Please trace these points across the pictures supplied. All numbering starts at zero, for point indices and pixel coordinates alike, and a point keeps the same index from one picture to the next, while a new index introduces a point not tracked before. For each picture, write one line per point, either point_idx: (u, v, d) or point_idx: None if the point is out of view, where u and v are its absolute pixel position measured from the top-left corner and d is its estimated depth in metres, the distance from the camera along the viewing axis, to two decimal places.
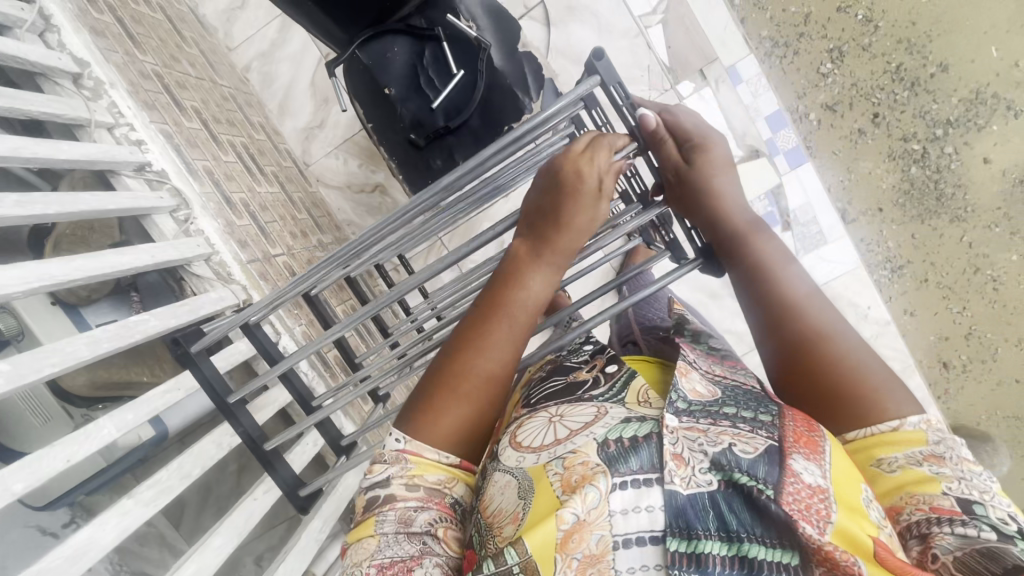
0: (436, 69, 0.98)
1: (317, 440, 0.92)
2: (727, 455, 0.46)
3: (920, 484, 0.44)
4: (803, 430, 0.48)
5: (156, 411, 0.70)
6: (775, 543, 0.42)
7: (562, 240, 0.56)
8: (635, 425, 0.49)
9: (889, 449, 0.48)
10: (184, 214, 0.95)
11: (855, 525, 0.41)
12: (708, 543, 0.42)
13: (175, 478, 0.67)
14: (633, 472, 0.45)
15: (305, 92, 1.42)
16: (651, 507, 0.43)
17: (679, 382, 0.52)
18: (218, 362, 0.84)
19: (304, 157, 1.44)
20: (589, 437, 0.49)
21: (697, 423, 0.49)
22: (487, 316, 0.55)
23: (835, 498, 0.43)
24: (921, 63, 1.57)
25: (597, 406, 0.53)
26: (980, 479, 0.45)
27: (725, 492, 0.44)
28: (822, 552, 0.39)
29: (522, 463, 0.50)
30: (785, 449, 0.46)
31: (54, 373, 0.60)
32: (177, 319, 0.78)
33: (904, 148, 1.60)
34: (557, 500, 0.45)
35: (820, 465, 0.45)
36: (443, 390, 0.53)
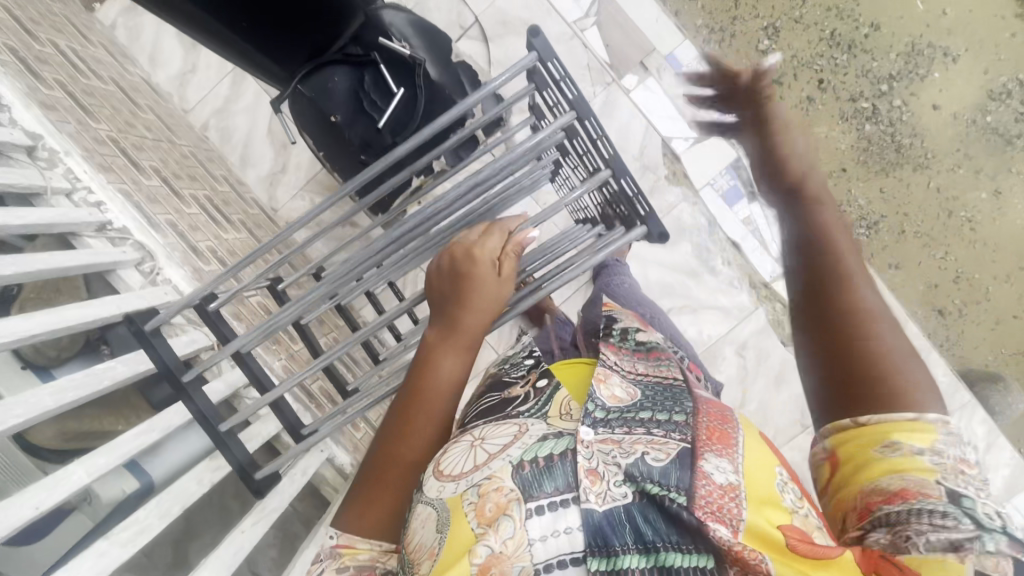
0: (378, 93, 1.02)
1: (307, 469, 0.91)
2: (639, 466, 0.50)
3: (910, 469, 0.46)
4: (716, 426, 0.55)
5: (131, 454, 0.70)
6: (689, 549, 0.46)
7: (466, 322, 0.61)
8: (552, 442, 0.53)
9: (900, 437, 0.49)
10: (150, 266, 0.97)
11: (763, 519, 0.47)
12: (626, 558, 0.46)
13: (154, 516, 0.66)
14: (548, 495, 0.49)
15: (264, 140, 1.46)
16: (569, 529, 0.48)
17: (598, 391, 0.57)
18: (217, 385, 0.89)
19: (271, 204, 1.47)
20: (505, 461, 0.52)
21: (612, 434, 0.53)
22: (408, 408, 0.60)
23: (745, 495, 0.50)
24: (853, 26, 1.64)
25: (520, 424, 0.56)
26: (969, 475, 0.47)
27: (639, 504, 0.49)
28: (733, 552, 0.45)
29: (442, 493, 0.52)
30: (698, 450, 0.52)
31: (18, 425, 0.60)
32: (147, 363, 0.79)
33: (854, 108, 1.65)
34: (475, 533, 0.48)
35: (730, 462, 0.52)
36: (377, 483, 0.58)
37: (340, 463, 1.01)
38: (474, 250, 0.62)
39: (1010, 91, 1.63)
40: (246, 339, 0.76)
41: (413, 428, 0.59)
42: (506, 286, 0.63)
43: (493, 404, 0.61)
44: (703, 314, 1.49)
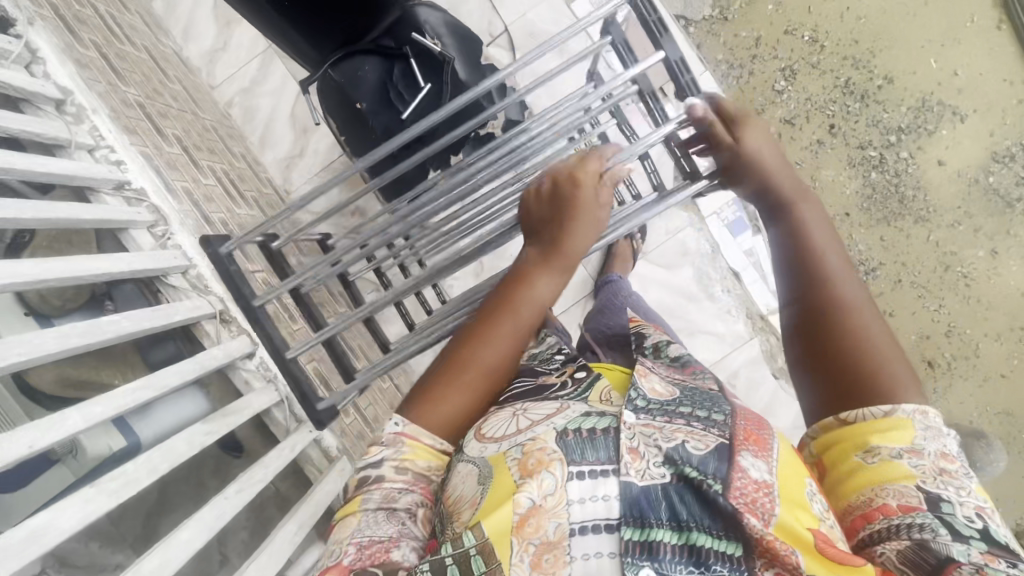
0: (405, 85, 1.05)
1: (294, 446, 0.91)
2: (679, 450, 0.55)
3: (897, 475, 0.53)
4: (754, 430, 0.58)
5: (124, 408, 0.70)
6: (720, 534, 0.51)
7: (564, 245, 0.67)
8: (594, 419, 0.59)
9: (878, 441, 0.55)
10: (161, 229, 0.97)
11: (796, 521, 0.50)
12: (659, 532, 0.51)
13: (142, 470, 0.66)
14: (591, 464, 0.54)
15: (285, 124, 1.48)
16: (607, 496, 0.52)
17: (640, 383, 0.63)
18: (216, 352, 0.89)
19: (284, 185, 1.49)
20: (550, 426, 0.59)
21: (654, 420, 0.59)
22: (497, 313, 0.67)
23: (778, 492, 0.52)
24: (867, 77, 1.70)
25: (560, 403, 0.63)
26: (954, 472, 0.53)
27: (676, 485, 0.54)
28: (763, 541, 0.49)
29: (484, 452, 0.59)
30: (736, 446, 0.56)
31: (20, 363, 0.60)
32: (150, 322, 0.80)
33: (862, 155, 1.70)
34: (515, 484, 0.53)
35: (766, 462, 0.55)
36: (450, 379, 0.64)
37: (327, 445, 1.00)
38: (580, 174, 0.69)
39: (1013, 154, 1.67)
40: (298, 277, 0.83)
41: (502, 331, 0.66)
42: (603, 215, 0.69)
43: (526, 390, 0.66)
44: (699, 340, 1.51)
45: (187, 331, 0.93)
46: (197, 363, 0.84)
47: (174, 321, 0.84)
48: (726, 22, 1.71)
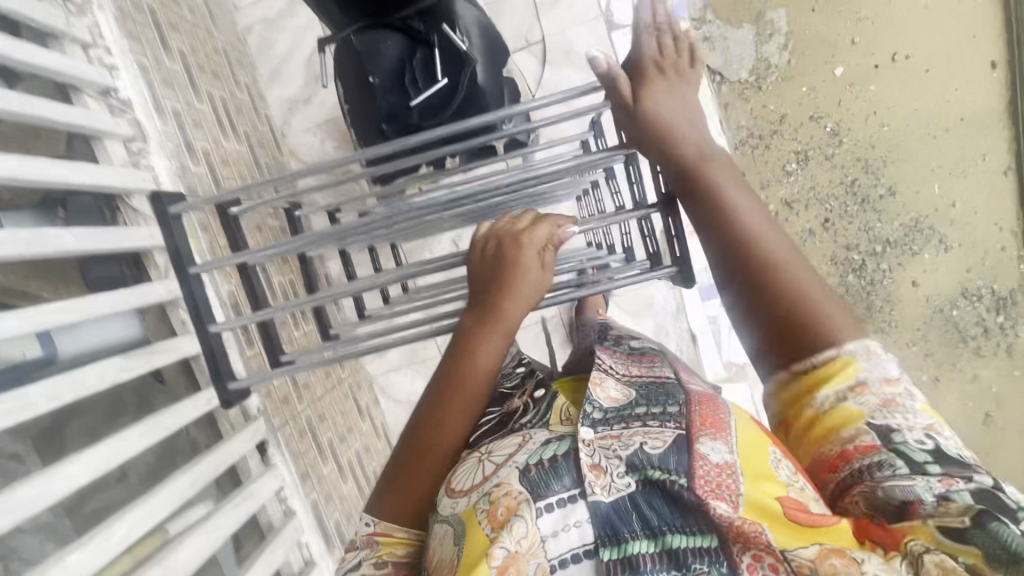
0: (423, 73, 1.04)
1: (209, 401, 0.91)
2: (638, 455, 0.56)
3: (848, 421, 0.52)
4: (708, 413, 0.60)
5: (43, 328, 0.68)
6: (693, 530, 0.52)
7: (508, 310, 0.66)
8: (553, 445, 0.59)
9: (824, 387, 0.54)
10: (137, 147, 0.95)
11: (759, 491, 0.52)
12: (636, 544, 0.52)
13: (42, 397, 0.65)
14: (558, 492, 0.55)
15: (300, 66, 1.45)
16: (579, 522, 0.54)
17: (594, 394, 0.63)
18: (157, 287, 0.88)
19: (282, 127, 1.46)
20: (512, 466, 0.58)
21: (612, 431, 0.60)
22: (445, 393, 0.65)
23: (742, 470, 0.54)
24: (872, 184, 1.74)
25: (522, 436, 0.62)
26: (899, 395, 0.53)
27: (644, 491, 0.55)
28: (734, 528, 0.50)
29: (456, 508, 0.59)
30: (693, 435, 0.57)
31: None
32: (95, 244, 0.78)
33: (846, 256, 1.75)
34: (489, 537, 0.54)
35: (724, 443, 0.56)
36: (412, 473, 0.64)
37: (248, 402, 1.00)
38: (519, 241, 0.68)
39: (982, 295, 1.74)
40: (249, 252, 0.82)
41: (450, 412, 0.65)
42: (548, 277, 0.69)
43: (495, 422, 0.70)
44: None
45: (136, 257, 0.91)
46: (138, 294, 0.84)
47: (126, 246, 0.84)
48: (758, 91, 1.74)
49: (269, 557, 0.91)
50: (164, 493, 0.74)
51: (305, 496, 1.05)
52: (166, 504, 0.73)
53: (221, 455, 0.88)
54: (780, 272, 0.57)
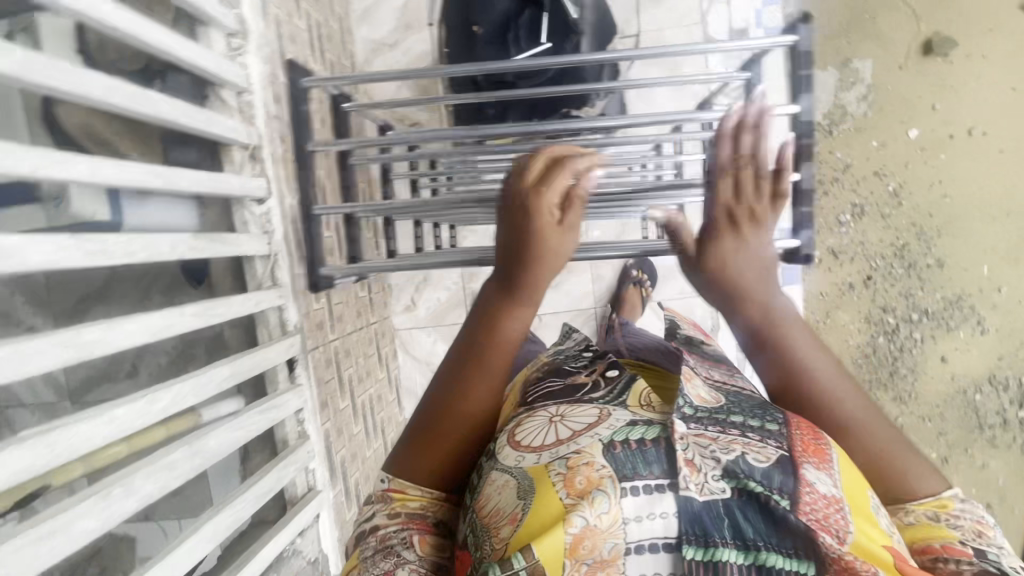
0: (528, 33, 1.02)
1: (259, 301, 0.90)
2: (739, 462, 0.52)
3: (938, 533, 0.54)
4: (810, 439, 0.56)
5: (129, 184, 0.68)
6: (791, 553, 0.48)
7: (530, 275, 0.67)
8: (642, 428, 0.56)
9: (914, 504, 0.58)
10: (237, 43, 0.94)
11: (868, 539, 0.49)
12: (725, 551, 0.48)
13: (121, 249, 0.63)
14: (646, 478, 0.51)
15: (393, 11, 1.45)
16: (665, 513, 0.50)
17: (687, 389, 0.60)
18: (231, 180, 0.87)
19: (363, 67, 1.46)
20: (595, 438, 0.55)
21: (706, 430, 0.56)
22: (467, 358, 0.65)
23: (847, 505, 0.51)
24: (923, 253, 1.72)
25: (599, 409, 0.60)
26: (979, 524, 0.56)
27: (739, 500, 0.51)
28: (841, 561, 0.46)
29: (522, 463, 0.56)
30: (797, 458, 0.54)
31: (62, 91, 0.59)
32: (189, 119, 0.79)
33: (881, 317, 1.74)
34: (564, 504, 0.50)
35: (829, 475, 0.53)
36: (435, 432, 0.63)
37: (288, 317, 0.99)
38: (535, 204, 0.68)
39: (1008, 385, 1.72)
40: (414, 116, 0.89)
41: (478, 379, 0.64)
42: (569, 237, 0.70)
43: (558, 389, 0.66)
44: None
45: (215, 147, 0.90)
46: (214, 180, 0.83)
47: (211, 132, 0.84)
48: (831, 136, 1.72)
49: (280, 471, 0.90)
50: (204, 376, 0.72)
51: (319, 423, 1.04)
52: (204, 387, 0.72)
53: (259, 357, 0.86)
54: (839, 407, 0.61)
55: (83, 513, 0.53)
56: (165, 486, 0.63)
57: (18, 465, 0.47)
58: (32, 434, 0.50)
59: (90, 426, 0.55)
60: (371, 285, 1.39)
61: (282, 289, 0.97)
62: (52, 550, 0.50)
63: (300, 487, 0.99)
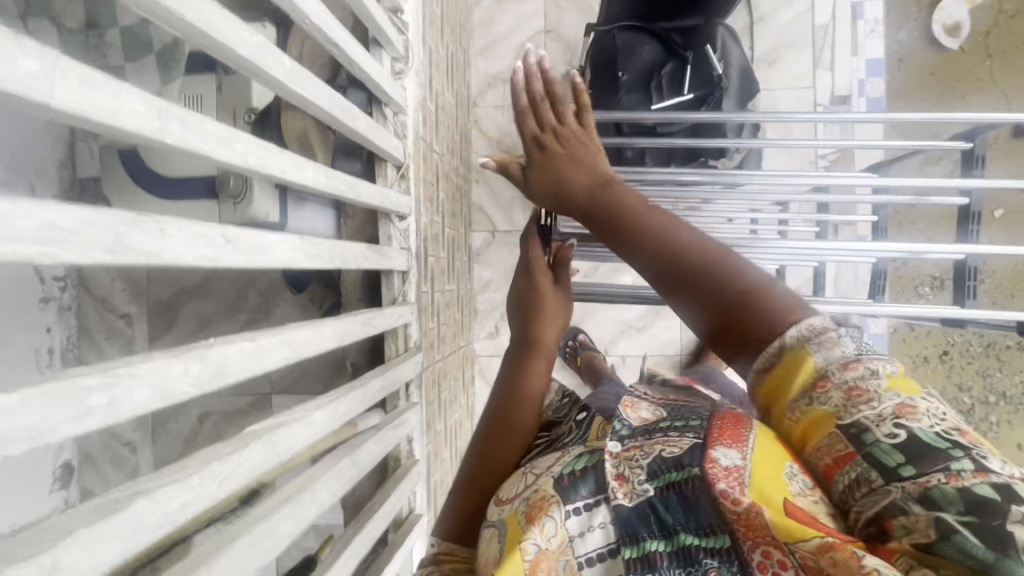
0: (670, 83, 1.07)
1: (397, 315, 0.90)
2: (658, 462, 0.50)
3: (823, 430, 0.43)
4: (730, 426, 0.49)
5: (335, 192, 0.70)
6: (705, 531, 0.45)
7: (541, 337, 0.74)
8: (582, 458, 0.55)
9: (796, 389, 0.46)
10: (400, 67, 0.99)
11: (770, 490, 0.43)
12: (652, 543, 0.46)
13: (326, 253, 0.64)
14: (581, 498, 0.51)
15: (511, 48, 1.51)
16: (602, 523, 0.49)
17: (622, 413, 0.57)
18: (391, 196, 0.89)
19: (475, 97, 1.52)
20: (548, 474, 0.55)
21: (637, 442, 0.53)
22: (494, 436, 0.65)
23: (752, 470, 0.44)
24: (1002, 333, 1.67)
25: (561, 449, 0.60)
26: (867, 381, 0.43)
27: (662, 496, 0.48)
28: (741, 520, 0.42)
29: (502, 513, 0.56)
30: (708, 442, 0.48)
31: (301, 98, 0.62)
32: (370, 135, 0.81)
33: (955, 394, 1.69)
34: (523, 530, 0.50)
35: (741, 449, 0.46)
36: (476, 497, 0.62)
37: (411, 333, 0.99)
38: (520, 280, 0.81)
39: None
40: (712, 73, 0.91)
41: (508, 441, 0.64)
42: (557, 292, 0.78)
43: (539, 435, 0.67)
44: None
45: (372, 161, 0.93)
46: (381, 194, 0.86)
47: (381, 148, 0.87)
48: None
49: (397, 491, 0.88)
50: (364, 386, 0.72)
51: (424, 444, 1.03)
52: (365, 398, 0.72)
53: (396, 373, 0.86)
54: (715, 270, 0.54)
55: (283, 517, 0.52)
56: (334, 494, 0.62)
57: (254, 461, 0.46)
58: (258, 431, 0.50)
59: (297, 428, 0.54)
60: (464, 309, 1.40)
61: (411, 306, 0.98)
62: (263, 552, 0.49)
63: (405, 510, 0.96)
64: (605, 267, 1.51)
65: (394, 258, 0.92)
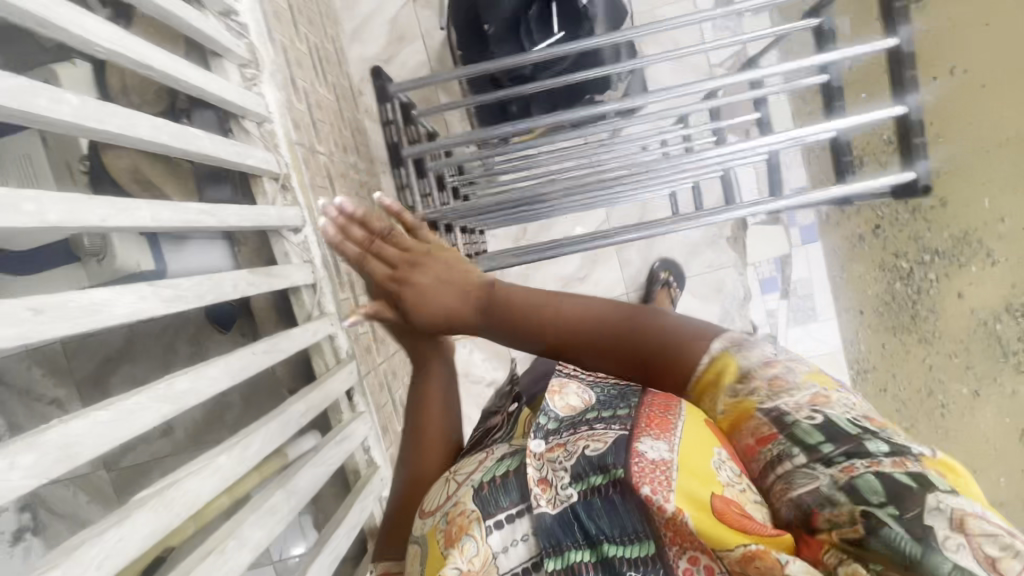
0: (538, 26, 1.01)
1: (314, 332, 0.86)
2: (581, 463, 0.51)
3: (748, 417, 0.48)
4: (658, 413, 0.53)
5: (191, 225, 0.65)
6: (633, 538, 0.47)
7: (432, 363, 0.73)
8: (507, 461, 0.57)
9: (727, 383, 0.51)
10: (251, 74, 0.92)
11: (698, 487, 0.45)
12: (577, 553, 0.48)
13: (192, 291, 0.60)
14: (505, 509, 0.52)
15: (383, 26, 1.44)
16: (524, 537, 0.51)
17: (551, 403, 0.59)
18: (273, 211, 0.84)
19: (360, 87, 1.45)
20: (468, 485, 0.56)
21: (561, 440, 0.55)
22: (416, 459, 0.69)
23: (677, 467, 0.47)
24: None
25: (489, 451, 0.62)
26: (786, 374, 0.49)
27: (585, 500, 0.50)
28: (669, 529, 0.45)
29: (422, 531, 0.58)
30: (636, 434, 0.51)
31: (113, 134, 0.56)
32: (227, 153, 0.75)
33: (894, 264, 1.71)
34: (444, 556, 0.52)
35: (667, 442, 0.49)
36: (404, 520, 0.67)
37: (340, 345, 0.96)
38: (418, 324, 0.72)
39: None
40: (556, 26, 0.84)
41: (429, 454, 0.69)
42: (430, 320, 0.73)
43: (479, 435, 0.72)
44: None
45: (245, 179, 0.87)
46: (259, 213, 0.80)
47: (246, 165, 0.81)
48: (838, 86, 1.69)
49: (358, 505, 0.86)
50: (285, 414, 0.69)
51: (385, 448, 1.01)
52: (289, 426, 0.69)
53: (326, 390, 0.82)
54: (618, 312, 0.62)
55: (205, 575, 0.50)
56: (271, 532, 0.60)
57: (142, 532, 0.43)
58: (146, 497, 0.47)
59: (199, 479, 0.51)
60: None
61: (332, 317, 0.95)
62: None
63: (377, 518, 0.95)
64: (534, 226, 1.48)
65: (298, 274, 0.88)
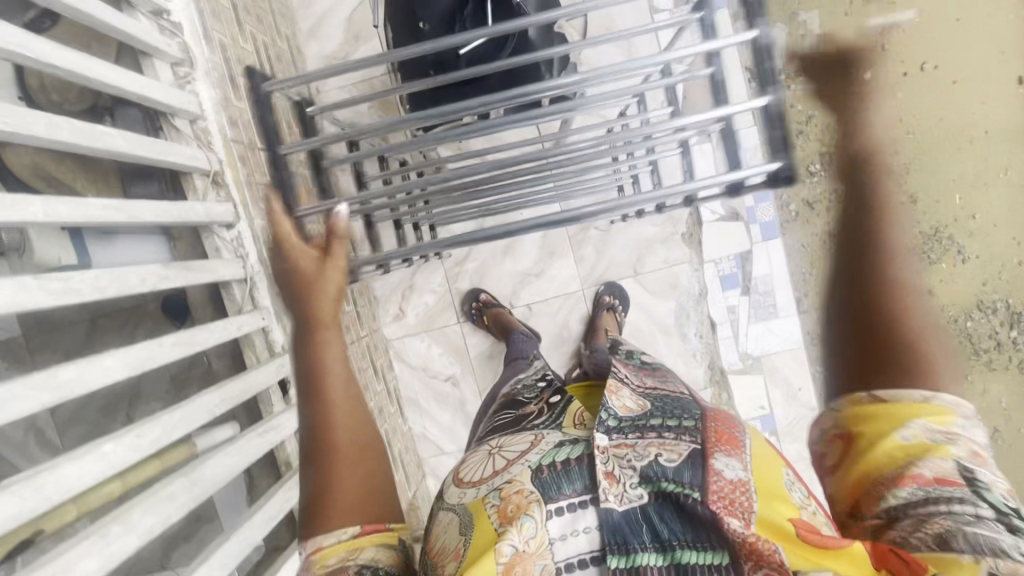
0: (472, 23, 1.02)
1: (239, 325, 0.88)
2: (655, 467, 0.58)
3: (912, 453, 0.49)
4: (724, 432, 0.61)
5: (92, 220, 0.67)
6: (704, 547, 0.52)
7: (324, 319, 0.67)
8: (567, 448, 0.61)
9: (917, 418, 0.51)
10: (184, 72, 0.93)
11: (775, 514, 0.53)
12: (645, 555, 0.52)
13: (88, 284, 0.62)
14: (568, 496, 0.56)
15: (340, 25, 1.45)
16: (587, 528, 0.55)
17: (612, 401, 0.64)
18: (197, 206, 0.86)
19: (318, 85, 1.46)
20: (525, 466, 0.61)
21: (626, 440, 0.61)
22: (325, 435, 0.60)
23: (754, 489, 0.55)
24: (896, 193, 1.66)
25: (534, 436, 0.65)
26: (971, 450, 0.50)
27: (657, 503, 0.56)
28: (747, 544, 0.50)
29: (464, 500, 0.61)
30: (710, 449, 0.59)
31: (4, 131, 0.57)
32: (143, 149, 0.76)
33: None
34: (497, 531, 0.55)
35: (739, 461, 0.58)
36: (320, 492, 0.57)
37: (275, 338, 0.98)
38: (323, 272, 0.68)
39: (997, 308, 1.67)
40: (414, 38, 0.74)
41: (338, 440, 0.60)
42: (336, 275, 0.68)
43: (506, 420, 0.73)
44: None
45: (174, 176, 0.89)
46: (180, 208, 0.82)
47: (168, 162, 0.82)
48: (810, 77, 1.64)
49: (284, 494, 0.88)
50: (194, 404, 0.71)
51: None
52: (197, 416, 0.70)
53: (246, 383, 0.84)
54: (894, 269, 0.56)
55: (81, 557, 0.52)
56: (168, 518, 0.62)
57: (3, 513, 0.45)
58: (15, 481, 0.49)
59: (78, 465, 0.53)
60: (357, 300, 1.38)
61: (264, 311, 0.97)
62: None
63: None
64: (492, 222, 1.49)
65: (227, 268, 0.90)
